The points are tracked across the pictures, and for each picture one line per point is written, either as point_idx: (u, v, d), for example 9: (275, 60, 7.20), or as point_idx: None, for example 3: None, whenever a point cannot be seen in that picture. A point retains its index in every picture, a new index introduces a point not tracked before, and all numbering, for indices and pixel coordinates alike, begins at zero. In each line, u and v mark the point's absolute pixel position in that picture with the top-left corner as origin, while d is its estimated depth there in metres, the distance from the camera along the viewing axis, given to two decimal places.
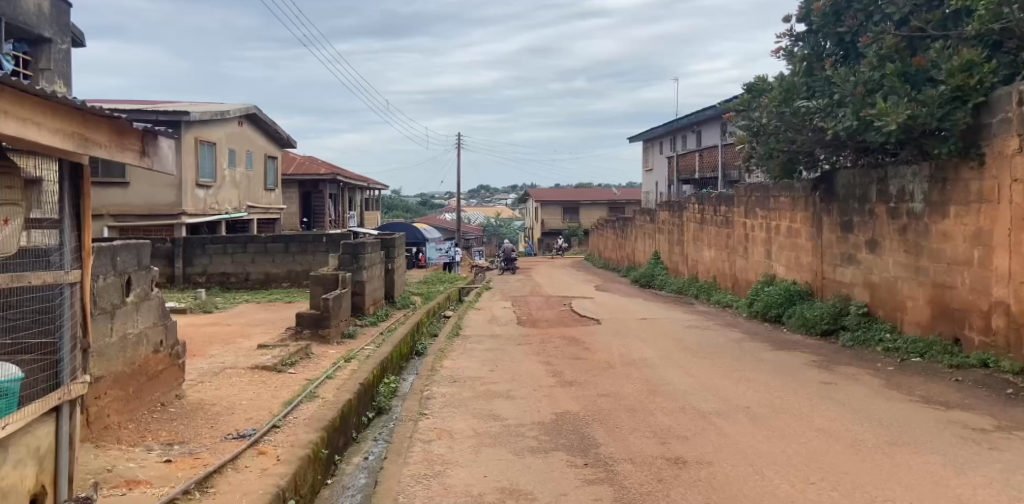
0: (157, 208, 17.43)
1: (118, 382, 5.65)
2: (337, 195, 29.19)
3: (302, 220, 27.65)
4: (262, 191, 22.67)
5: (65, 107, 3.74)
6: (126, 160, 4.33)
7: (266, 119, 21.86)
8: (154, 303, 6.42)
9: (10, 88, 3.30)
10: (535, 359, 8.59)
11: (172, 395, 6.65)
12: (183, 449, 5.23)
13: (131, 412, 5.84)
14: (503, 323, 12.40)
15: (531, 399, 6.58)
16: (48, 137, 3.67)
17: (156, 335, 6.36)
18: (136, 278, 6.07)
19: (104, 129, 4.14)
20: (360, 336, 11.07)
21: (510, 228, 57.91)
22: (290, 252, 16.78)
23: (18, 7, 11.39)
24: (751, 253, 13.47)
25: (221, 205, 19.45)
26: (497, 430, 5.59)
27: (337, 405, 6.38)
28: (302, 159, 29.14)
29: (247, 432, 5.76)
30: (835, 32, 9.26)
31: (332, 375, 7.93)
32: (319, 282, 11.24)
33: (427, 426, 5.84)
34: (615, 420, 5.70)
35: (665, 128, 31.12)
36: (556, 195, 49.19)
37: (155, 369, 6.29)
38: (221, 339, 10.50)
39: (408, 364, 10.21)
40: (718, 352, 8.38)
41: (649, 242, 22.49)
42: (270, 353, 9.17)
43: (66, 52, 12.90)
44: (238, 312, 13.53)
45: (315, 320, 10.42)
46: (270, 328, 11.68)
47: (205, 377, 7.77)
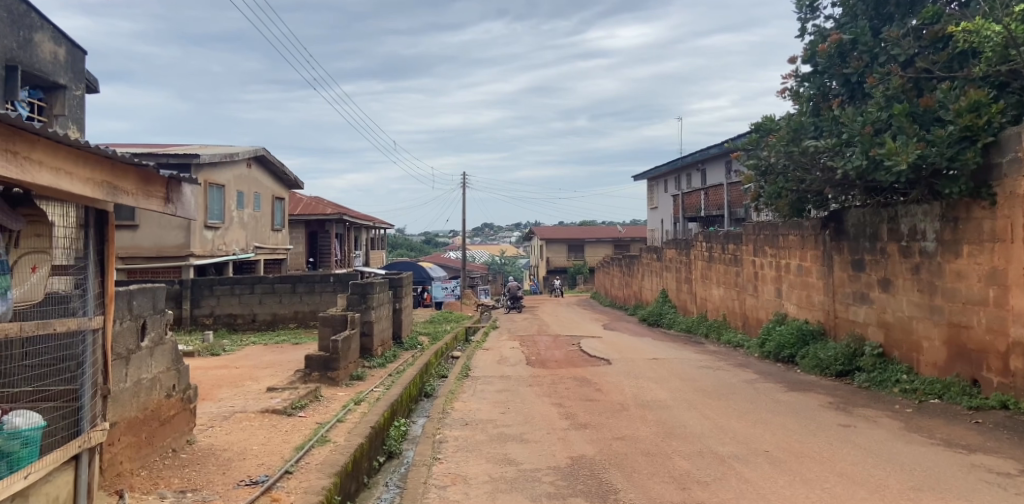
0: (165, 250, 17.55)
1: (132, 428, 5.62)
2: (343, 234, 29.35)
3: (308, 260, 27.78)
4: (269, 231, 22.82)
5: (98, 155, 3.83)
6: (151, 208, 4.40)
7: (274, 160, 22.10)
8: (168, 347, 6.42)
9: (47, 139, 3.41)
10: (546, 400, 8.53)
11: (183, 440, 6.60)
12: (197, 497, 5.19)
13: (143, 458, 5.79)
14: (512, 363, 12.31)
15: (546, 442, 6.51)
16: (78, 186, 3.74)
17: (169, 380, 6.35)
18: (151, 321, 6.10)
19: (132, 177, 4.22)
20: (369, 378, 11.01)
21: (515, 267, 58.00)
22: (297, 292, 16.81)
23: (34, 56, 11.65)
24: (761, 291, 13.44)
25: (227, 246, 19.55)
26: (513, 476, 5.53)
27: (348, 449, 6.32)
28: (308, 199, 29.34)
29: (259, 478, 5.69)
30: (841, 72, 9.36)
31: (341, 418, 7.87)
32: (328, 323, 11.31)
33: (440, 471, 5.78)
34: (633, 464, 5.63)
35: (670, 166, 31.26)
36: (562, 233, 49.35)
37: (167, 414, 6.25)
38: (228, 382, 10.44)
39: (418, 407, 10.12)
40: (732, 394, 8.29)
41: (656, 279, 22.45)
42: (280, 396, 9.11)
43: (81, 98, 13.10)
44: (246, 354, 13.48)
45: (324, 361, 10.38)
46: (278, 370, 11.64)
47: (214, 422, 7.73)
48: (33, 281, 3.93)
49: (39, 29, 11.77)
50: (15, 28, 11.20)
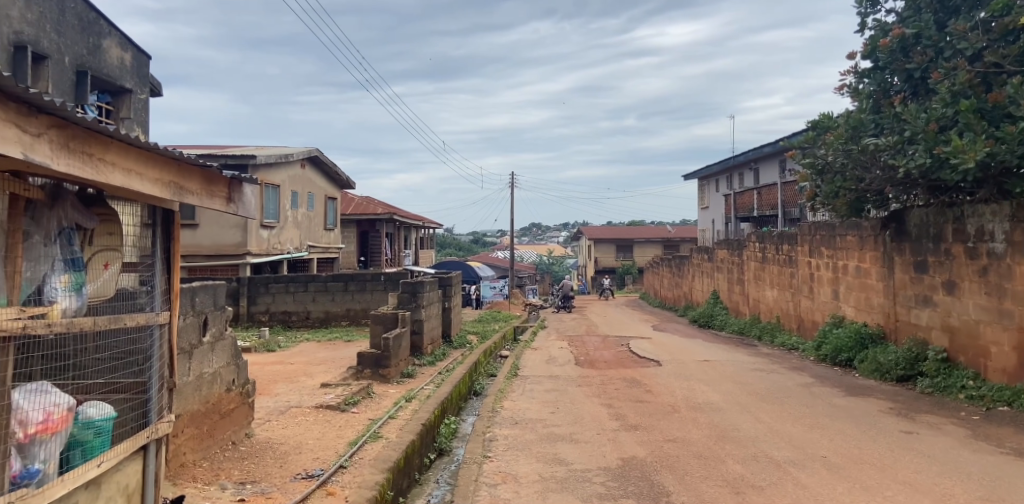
0: (223, 248, 18.11)
1: (194, 421, 5.81)
2: (392, 234, 29.78)
3: (359, 259, 28.24)
4: (321, 231, 23.32)
5: (167, 157, 4.01)
6: (214, 207, 4.59)
7: (326, 161, 22.57)
8: (228, 343, 6.62)
9: (119, 142, 3.58)
10: (596, 401, 8.48)
11: (242, 433, 6.81)
12: (256, 489, 5.33)
13: (205, 450, 5.99)
14: (560, 363, 12.30)
15: (596, 443, 6.48)
16: (148, 186, 3.89)
17: (229, 375, 6.56)
18: (212, 317, 6.31)
19: (197, 177, 4.40)
20: (418, 375, 11.15)
21: (562, 267, 57.87)
22: (349, 291, 17.15)
23: (103, 61, 12.18)
24: (817, 293, 13.11)
25: (282, 245, 20.07)
26: (564, 475, 5.53)
27: (400, 445, 6.41)
28: (358, 199, 29.87)
29: (315, 472, 5.82)
30: (904, 67, 9.03)
31: (393, 415, 7.99)
32: (378, 321, 11.47)
33: (491, 469, 5.81)
34: (684, 467, 5.57)
35: (721, 165, 30.75)
36: (609, 233, 49.00)
37: (228, 407, 6.46)
38: (283, 378, 10.70)
39: (467, 405, 10.21)
40: (786, 398, 8.11)
41: (708, 280, 22.11)
42: (333, 392, 9.32)
43: (145, 102, 13.64)
44: (300, 351, 13.78)
45: (375, 359, 10.56)
46: (331, 366, 11.87)
47: (272, 416, 7.95)
48: (105, 278, 4.06)
49: (107, 35, 12.30)
50: (86, 35, 11.72)
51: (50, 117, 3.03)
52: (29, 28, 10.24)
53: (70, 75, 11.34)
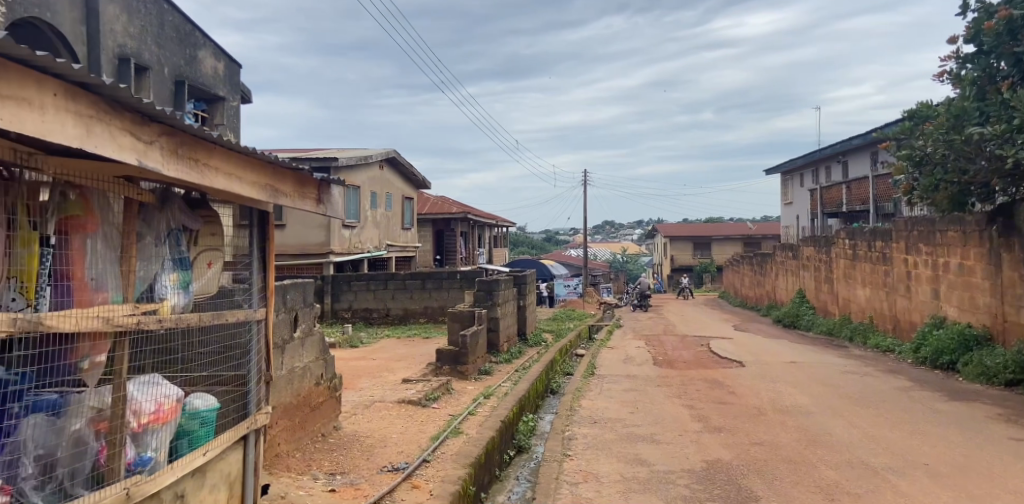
0: (307, 247, 18.77)
1: (287, 413, 6.05)
2: (467, 233, 30.12)
3: (435, 257, 28.68)
4: (399, 230, 23.82)
5: (264, 161, 4.18)
6: (306, 208, 4.78)
7: (404, 161, 23.04)
8: (317, 338, 6.86)
9: (220, 146, 3.75)
10: (677, 402, 8.34)
11: (331, 425, 7.04)
12: (345, 480, 5.51)
13: (297, 441, 6.23)
14: (639, 363, 12.15)
15: (679, 444, 6.37)
16: (246, 189, 4.08)
17: (318, 369, 6.79)
18: (302, 314, 6.55)
19: (291, 180, 4.59)
20: (496, 373, 11.24)
21: (638, 265, 57.11)
22: (426, 289, 17.46)
23: (198, 71, 12.83)
24: (914, 292, 12.45)
25: (362, 244, 20.63)
26: (646, 476, 5.46)
27: (481, 442, 6.48)
28: (434, 198, 30.36)
29: (400, 465, 5.95)
30: (1012, 51, 8.46)
31: (473, 411, 8.09)
32: (456, 319, 11.63)
33: (572, 467, 5.81)
34: (773, 471, 5.41)
35: (807, 160, 29.62)
36: (686, 230, 48.01)
37: (317, 401, 6.69)
38: (367, 373, 10.99)
39: (545, 403, 10.23)
40: (882, 402, 7.74)
41: (793, 278, 21.34)
42: (414, 388, 9.51)
43: (236, 108, 14.29)
44: (381, 347, 14.13)
45: (454, 356, 10.72)
46: (411, 363, 12.12)
47: (356, 410, 8.19)
48: (209, 275, 4.29)
49: (201, 46, 12.95)
50: (183, 46, 12.36)
51: (162, 126, 3.17)
52: (131, 41, 10.86)
53: (169, 85, 11.99)
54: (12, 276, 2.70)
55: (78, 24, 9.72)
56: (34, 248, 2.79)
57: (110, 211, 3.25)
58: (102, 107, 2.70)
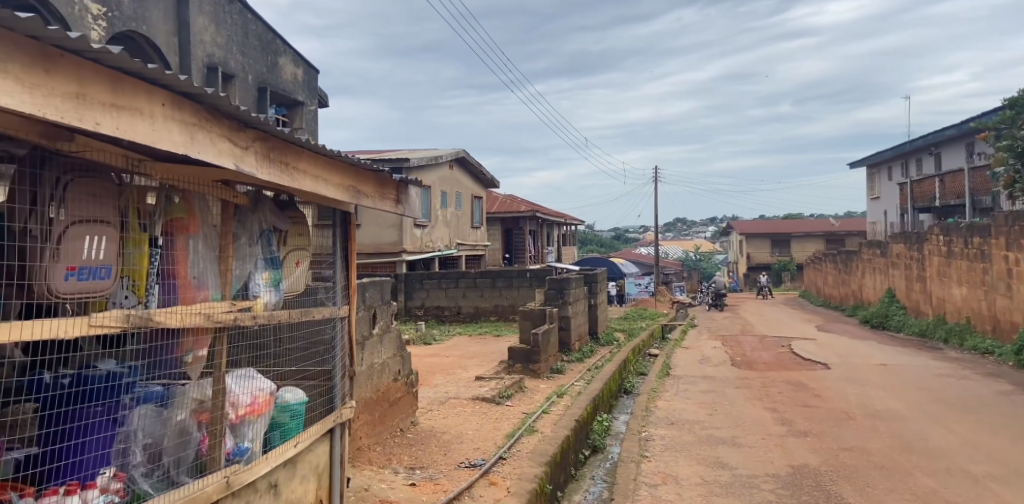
0: (381, 246, 19.20)
1: (367, 408, 6.22)
2: (536, 231, 30.17)
3: (504, 256, 28.83)
4: (469, 229, 24.08)
5: (348, 163, 4.30)
6: (386, 209, 4.89)
7: (473, 161, 23.27)
8: (394, 335, 7.01)
9: (307, 150, 3.87)
10: (758, 404, 8.11)
11: (408, 421, 7.19)
12: (425, 475, 5.62)
13: (377, 435, 6.40)
14: (716, 363, 11.90)
15: (761, 448, 6.21)
16: (331, 191, 4.21)
17: (395, 365, 6.94)
18: (380, 312, 6.71)
19: (372, 181, 4.71)
20: (569, 372, 11.22)
21: (712, 263, 55.82)
22: (497, 287, 17.58)
23: (279, 77, 13.31)
24: (1017, 291, 11.71)
25: (433, 243, 20.96)
26: (729, 480, 5.35)
27: (557, 440, 6.49)
28: (503, 197, 30.55)
29: (477, 461, 6.03)
30: None
31: (547, 410, 8.10)
32: (527, 317, 11.66)
33: (650, 469, 5.74)
34: (864, 477, 5.20)
35: (895, 152, 28.29)
36: (762, 227, 46.64)
37: (395, 396, 6.85)
38: (441, 370, 11.17)
39: (619, 403, 10.15)
40: (982, 407, 7.33)
41: (881, 277, 20.43)
42: (488, 385, 9.60)
43: (313, 113, 14.77)
44: (454, 344, 14.32)
45: (526, 354, 10.76)
46: (484, 360, 12.23)
47: (432, 406, 8.34)
48: (297, 274, 4.45)
49: (281, 53, 13.44)
50: (265, 53, 12.86)
51: (255, 131, 3.30)
52: (218, 50, 11.35)
53: (253, 91, 12.48)
54: (125, 274, 2.88)
55: (170, 36, 10.22)
56: (144, 248, 2.96)
57: (208, 213, 3.41)
58: (203, 114, 2.83)
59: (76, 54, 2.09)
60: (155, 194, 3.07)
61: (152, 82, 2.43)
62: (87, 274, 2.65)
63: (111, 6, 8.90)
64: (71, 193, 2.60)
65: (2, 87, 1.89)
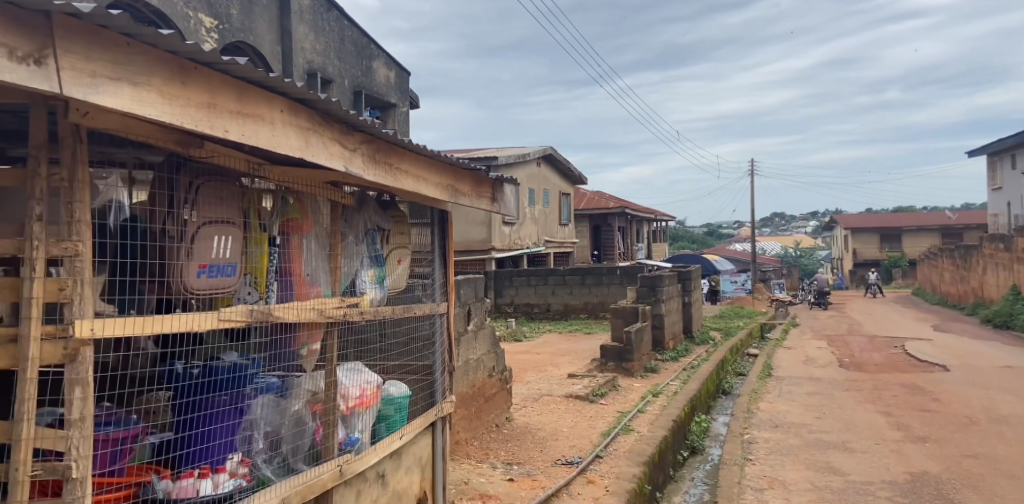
0: (471, 244, 19.48)
1: (464, 403, 6.33)
2: (626, 228, 29.81)
3: (593, 253, 28.64)
4: (557, 226, 24.08)
5: (447, 163, 4.39)
6: (483, 207, 4.97)
7: (561, 158, 23.24)
8: (488, 332, 7.10)
9: (408, 150, 3.97)
10: (870, 408, 7.71)
11: (503, 417, 7.26)
12: (522, 470, 5.67)
13: (474, 430, 6.51)
14: (821, 364, 11.39)
15: (875, 454, 5.90)
16: (431, 190, 4.31)
17: (490, 361, 7.02)
18: (474, 308, 6.81)
19: (469, 180, 4.79)
20: (663, 371, 11.04)
21: (812, 259, 53.39)
22: (587, 285, 17.48)
23: (373, 80, 13.75)
24: None
25: (522, 240, 21.08)
26: (840, 486, 5.12)
27: (654, 440, 6.40)
28: (591, 194, 30.35)
29: (574, 459, 6.03)
30: None
31: (642, 409, 8.00)
32: (619, 315, 11.55)
33: (755, 472, 5.57)
34: (993, 487, 4.86)
35: (1020, 138, 26.15)
36: (868, 222, 44.21)
37: (490, 392, 6.93)
38: (533, 367, 11.22)
39: (716, 404, 9.89)
40: None
41: (1004, 273, 18.96)
42: (581, 382, 9.58)
43: (405, 114, 15.18)
44: (544, 342, 14.36)
45: (619, 352, 10.65)
46: (575, 358, 12.20)
47: (526, 402, 8.40)
48: (399, 271, 4.58)
49: (375, 57, 13.87)
50: (360, 58, 13.30)
51: (361, 134, 3.42)
52: (317, 57, 11.83)
53: (349, 95, 12.94)
54: (248, 271, 3.05)
55: (274, 45, 10.74)
56: (264, 247, 3.13)
57: (319, 213, 3.57)
58: (314, 119, 2.95)
59: (208, 66, 2.22)
60: (272, 196, 3.23)
61: (271, 90, 2.55)
62: (215, 271, 2.83)
63: (222, 18, 9.45)
64: (201, 195, 2.78)
65: (148, 99, 2.03)
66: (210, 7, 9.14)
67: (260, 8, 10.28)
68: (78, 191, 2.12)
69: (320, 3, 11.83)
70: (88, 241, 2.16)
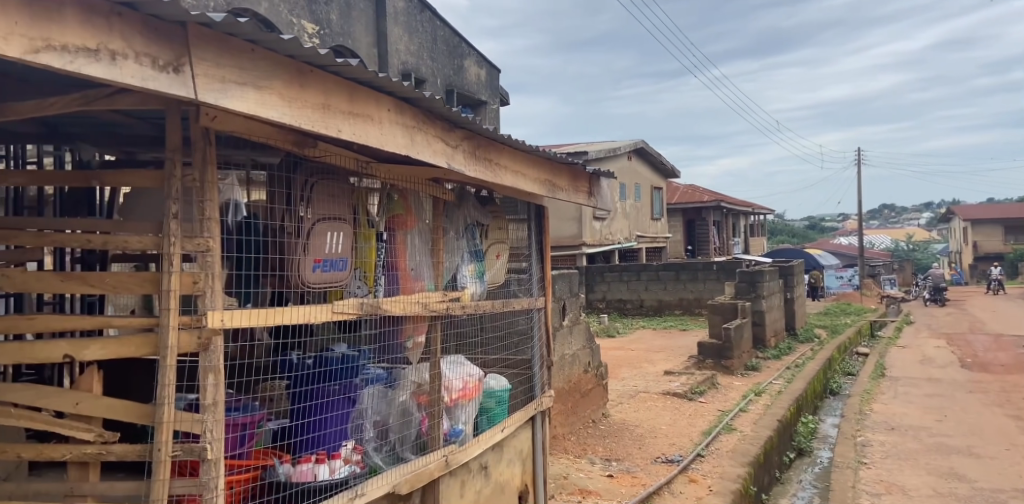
0: (562, 240, 19.45)
1: (561, 398, 6.35)
2: (721, 222, 28.96)
3: (687, 248, 27.99)
4: (649, 220, 23.68)
5: (545, 158, 4.39)
6: (580, 201, 4.95)
7: (652, 152, 22.78)
8: (583, 327, 7.06)
9: (507, 147, 4.01)
10: (999, 412, 7.15)
11: (600, 413, 7.21)
12: (621, 467, 5.63)
13: (571, 425, 6.51)
14: (940, 364, 10.67)
15: (1006, 461, 5.47)
16: (530, 185, 4.33)
17: (585, 357, 6.99)
18: (569, 303, 6.79)
19: (567, 174, 4.78)
20: (765, 369, 10.65)
21: (926, 253, 50.05)
22: (682, 280, 17.10)
23: (464, 79, 13.96)
24: None
25: (613, 235, 20.88)
26: (966, 494, 4.79)
27: (759, 440, 6.19)
28: (684, 187, 29.66)
29: (674, 457, 5.92)
30: None
31: (745, 408, 7.75)
32: (717, 311, 11.23)
33: (870, 476, 5.28)
34: None
35: None
36: (991, 212, 40.99)
37: (586, 387, 6.91)
38: (627, 363, 11.09)
39: (823, 404, 9.46)
40: None
41: None
42: (678, 380, 9.38)
43: (495, 112, 15.33)
44: (638, 338, 14.17)
45: (717, 349, 10.36)
46: (670, 355, 11.98)
47: (622, 399, 8.31)
48: (497, 266, 4.64)
49: (467, 56, 14.06)
50: (452, 57, 13.53)
51: (463, 131, 3.47)
52: (411, 57, 12.12)
53: (441, 94, 13.19)
54: (358, 266, 3.19)
55: (371, 47, 11.08)
56: (372, 242, 3.26)
57: (422, 209, 3.66)
58: (419, 117, 3.02)
59: (323, 69, 2.31)
60: (378, 193, 3.34)
61: (378, 89, 2.62)
62: (329, 265, 2.96)
63: (323, 24, 9.83)
64: (315, 193, 2.91)
65: (270, 102, 2.14)
66: (312, 14, 9.54)
67: (358, 12, 10.64)
68: (208, 191, 2.26)
69: (413, 5, 12.10)
70: (217, 238, 2.30)
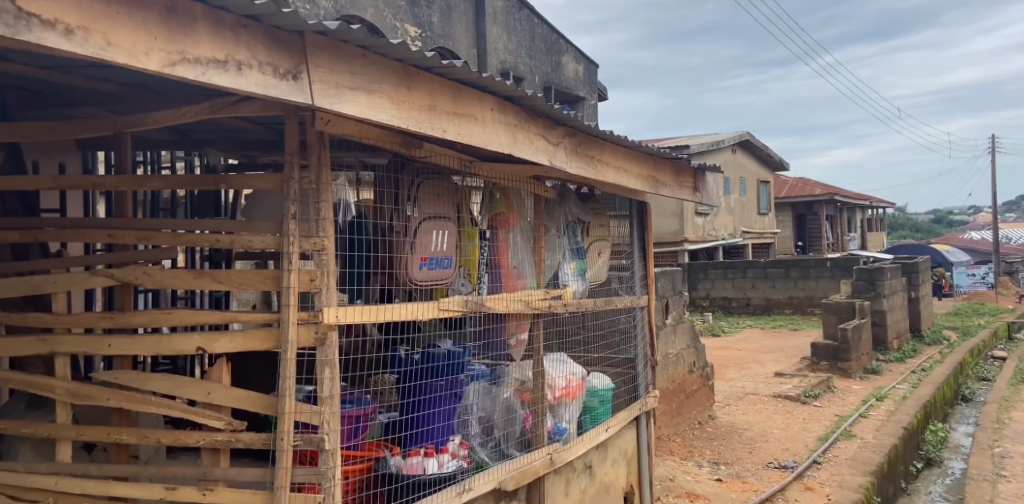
0: (663, 236, 19.03)
1: (665, 398, 6.21)
2: (834, 216, 27.44)
3: (797, 244, 26.71)
4: (755, 216, 22.78)
5: (647, 153, 4.30)
6: (684, 197, 4.81)
7: (758, 144, 21.87)
8: (687, 326, 6.87)
9: (609, 142, 3.95)
10: None
11: (706, 414, 6.99)
12: (730, 471, 5.43)
13: (675, 426, 6.37)
14: None
15: None
16: (633, 181, 4.24)
17: (690, 356, 6.79)
18: (673, 302, 6.62)
19: (670, 169, 4.66)
20: (886, 373, 9.99)
21: None
22: (791, 277, 16.34)
23: (562, 75, 13.91)
24: None
25: (716, 232, 20.22)
26: None
27: (882, 448, 5.82)
28: (794, 181, 28.32)
29: (787, 463, 5.65)
30: None
31: (865, 413, 7.29)
32: (832, 311, 10.64)
33: (1011, 491, 4.85)
34: None
35: None
36: None
37: (691, 388, 6.72)
38: (734, 364, 10.71)
39: (954, 412, 8.76)
40: None
41: None
42: (790, 382, 8.96)
43: (594, 107, 15.19)
44: (745, 338, 13.66)
45: (832, 351, 9.82)
46: (780, 355, 11.46)
47: (730, 401, 8.03)
48: (600, 264, 4.57)
49: (565, 52, 14.02)
50: (550, 54, 13.51)
51: (565, 128, 3.45)
52: (510, 56, 12.20)
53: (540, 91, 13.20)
54: (462, 264, 3.24)
55: (471, 47, 11.25)
56: (475, 241, 3.31)
57: (524, 208, 3.67)
58: (521, 116, 3.03)
59: (429, 71, 2.36)
60: (481, 192, 3.39)
61: (482, 88, 2.65)
62: (435, 263, 3.02)
63: (425, 27, 10.06)
64: (421, 193, 2.98)
65: (379, 104, 2.20)
66: (414, 17, 9.78)
67: (458, 14, 10.83)
68: (323, 192, 2.36)
69: (511, 4, 12.18)
70: (331, 237, 2.39)
